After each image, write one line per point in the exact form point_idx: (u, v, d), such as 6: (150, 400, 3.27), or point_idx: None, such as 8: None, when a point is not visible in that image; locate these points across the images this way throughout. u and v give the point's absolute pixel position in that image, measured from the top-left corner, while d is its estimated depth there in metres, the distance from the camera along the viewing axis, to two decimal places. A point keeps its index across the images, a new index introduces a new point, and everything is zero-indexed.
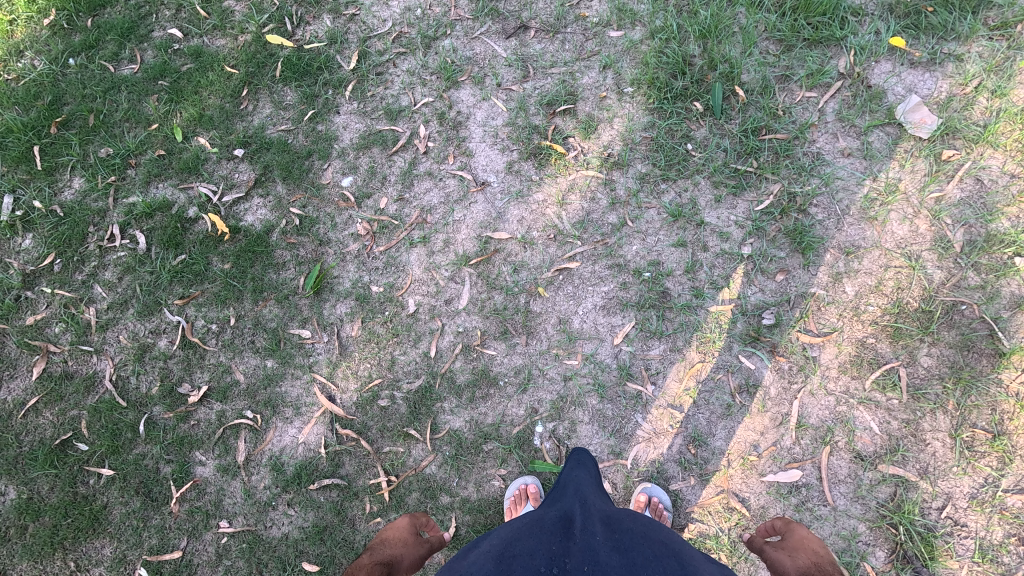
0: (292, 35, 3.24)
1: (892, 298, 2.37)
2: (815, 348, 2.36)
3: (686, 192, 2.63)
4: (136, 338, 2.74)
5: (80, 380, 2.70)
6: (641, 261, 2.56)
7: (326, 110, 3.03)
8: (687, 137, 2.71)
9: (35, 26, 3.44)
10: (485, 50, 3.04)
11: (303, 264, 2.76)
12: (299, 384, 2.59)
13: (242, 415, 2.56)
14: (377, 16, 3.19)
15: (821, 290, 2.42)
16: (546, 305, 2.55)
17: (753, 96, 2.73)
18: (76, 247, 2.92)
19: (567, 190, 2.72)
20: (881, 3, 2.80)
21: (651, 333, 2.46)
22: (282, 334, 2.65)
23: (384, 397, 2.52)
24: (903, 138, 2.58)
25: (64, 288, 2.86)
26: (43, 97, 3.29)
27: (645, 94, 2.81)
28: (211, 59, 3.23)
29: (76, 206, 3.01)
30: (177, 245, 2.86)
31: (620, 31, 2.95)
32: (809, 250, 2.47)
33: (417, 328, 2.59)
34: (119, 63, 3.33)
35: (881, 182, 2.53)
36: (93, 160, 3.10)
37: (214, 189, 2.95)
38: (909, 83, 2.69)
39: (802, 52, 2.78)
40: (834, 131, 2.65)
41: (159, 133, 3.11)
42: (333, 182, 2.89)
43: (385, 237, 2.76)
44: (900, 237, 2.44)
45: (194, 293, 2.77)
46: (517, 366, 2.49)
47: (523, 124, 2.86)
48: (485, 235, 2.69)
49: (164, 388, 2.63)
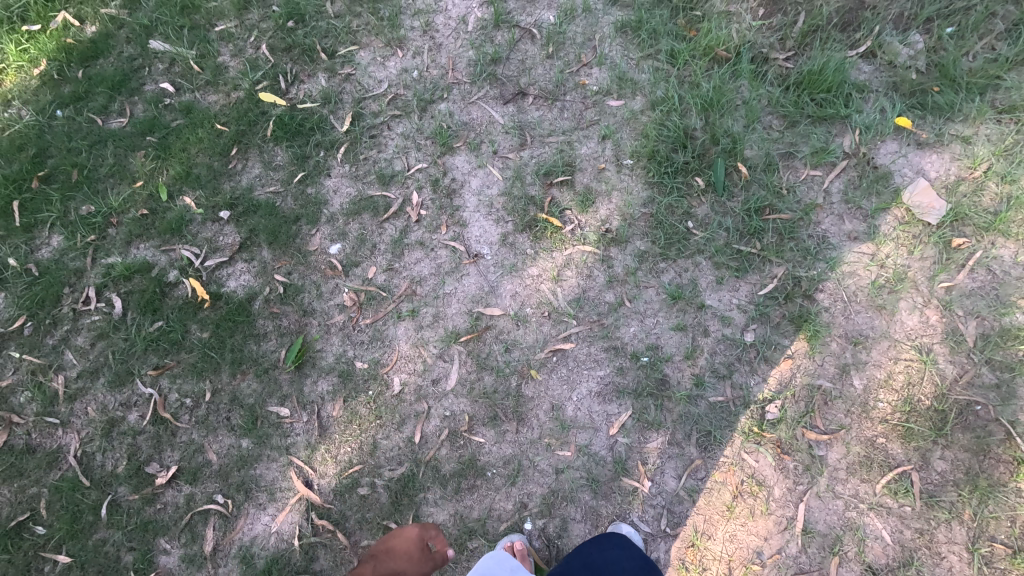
0: (286, 92, 3.18)
1: (902, 394, 2.25)
2: (822, 447, 2.23)
3: (686, 272, 2.53)
4: (105, 411, 2.59)
5: (42, 455, 2.55)
6: (639, 344, 2.44)
7: (317, 172, 2.95)
8: (688, 215, 2.62)
9: (25, 76, 3.42)
10: (482, 115, 2.98)
11: (285, 335, 2.63)
12: (275, 466, 2.44)
13: (212, 499, 2.41)
14: (374, 76, 3.15)
15: (828, 383, 2.30)
16: (538, 390, 2.42)
17: (756, 173, 2.66)
18: (49, 310, 2.80)
19: (562, 265, 2.61)
20: (884, 81, 2.84)
21: (648, 424, 2.33)
22: (259, 412, 2.52)
23: (364, 485, 2.38)
24: (912, 223, 2.50)
25: (33, 353, 2.73)
26: (26, 149, 3.20)
27: (645, 168, 2.74)
28: (201, 115, 3.16)
29: (52, 265, 2.89)
30: (154, 311, 2.74)
31: (619, 101, 2.91)
32: (815, 339, 2.36)
33: (402, 410, 2.46)
34: (108, 116, 3.26)
35: (890, 269, 2.43)
36: (73, 217, 2.99)
37: (197, 252, 2.84)
38: (916, 164, 2.61)
39: (806, 129, 2.73)
40: (839, 213, 2.56)
41: (143, 191, 3.02)
42: (321, 248, 2.79)
43: (372, 308, 2.64)
44: (910, 328, 2.34)
45: (169, 363, 2.64)
46: (506, 455, 2.35)
47: (519, 194, 2.77)
48: (476, 311, 2.58)
49: (131, 466, 2.48)
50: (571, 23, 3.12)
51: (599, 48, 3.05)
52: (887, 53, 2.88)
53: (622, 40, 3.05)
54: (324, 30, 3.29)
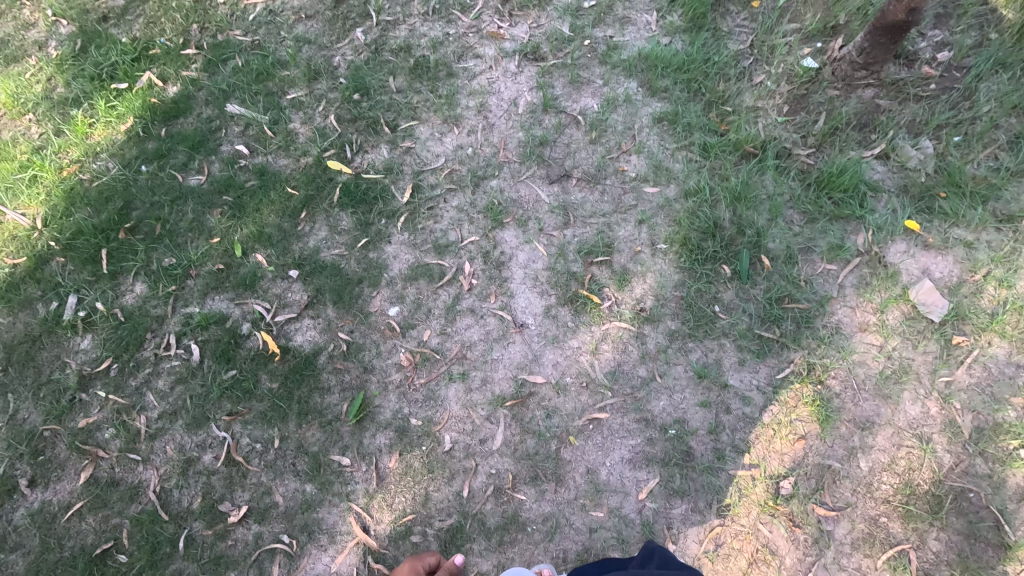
0: (351, 161, 3.51)
1: (903, 477, 2.52)
2: (830, 522, 2.49)
3: (711, 352, 2.81)
4: (182, 451, 2.88)
5: (125, 488, 2.83)
6: (667, 417, 2.72)
7: (378, 238, 3.26)
8: (715, 299, 2.92)
9: (112, 131, 3.77)
10: (530, 193, 3.30)
11: (347, 390, 2.92)
12: (335, 511, 2.72)
13: (278, 538, 2.68)
14: (431, 150, 3.48)
15: (837, 463, 2.57)
16: (576, 454, 2.69)
17: (778, 264, 2.96)
18: (132, 353, 3.10)
19: (600, 339, 2.90)
20: (896, 183, 3.15)
21: (674, 492, 2.60)
22: (322, 459, 2.80)
23: (416, 533, 2.65)
24: (917, 319, 2.78)
25: (118, 393, 3.02)
26: (113, 200, 3.53)
27: (677, 253, 3.04)
28: (274, 178, 3.49)
29: (136, 311, 3.21)
30: (229, 359, 3.04)
31: (655, 188, 3.22)
32: (826, 423, 2.63)
33: (452, 465, 2.74)
34: (187, 173, 3.59)
35: (896, 361, 2.71)
36: (155, 267, 3.31)
37: (268, 307, 3.15)
38: (923, 264, 2.90)
39: (824, 226, 3.03)
40: (852, 305, 2.84)
41: (220, 247, 3.33)
42: (381, 309, 3.09)
43: (426, 369, 2.93)
44: (912, 417, 2.61)
45: (242, 410, 2.93)
46: (546, 513, 2.62)
47: (562, 270, 3.08)
48: (521, 377, 2.86)
49: (206, 504, 2.77)
50: (612, 111, 3.46)
51: (638, 137, 3.37)
52: (900, 156, 3.21)
53: (658, 130, 3.39)
54: (387, 104, 3.64)
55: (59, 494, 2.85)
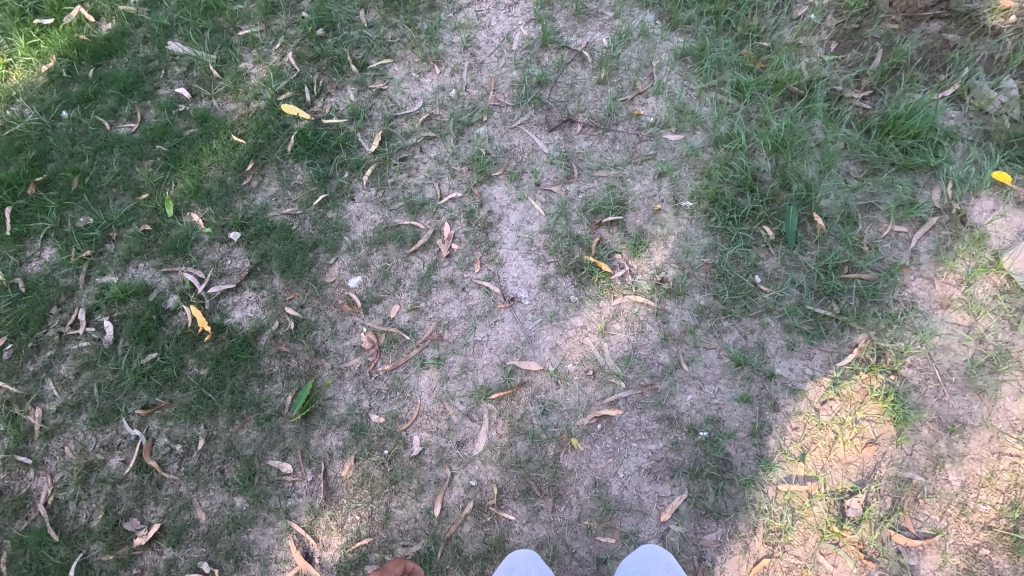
0: (311, 105, 2.92)
1: (1007, 496, 1.93)
2: (913, 554, 1.89)
3: (752, 334, 2.22)
4: (84, 453, 2.29)
5: (9, 500, 2.24)
6: (696, 416, 2.12)
7: (339, 195, 2.67)
8: (755, 268, 2.32)
9: (33, 72, 3.19)
10: (525, 142, 2.71)
11: (293, 378, 2.33)
12: (271, 532, 2.12)
13: (197, 567, 2.09)
14: (407, 93, 2.89)
15: (919, 476, 1.98)
16: (579, 462, 2.10)
17: (833, 225, 2.37)
18: (32, 331, 2.52)
19: (610, 317, 2.31)
20: (976, 129, 2.56)
21: (706, 511, 2.01)
22: (258, 466, 2.21)
23: (373, 562, 2.06)
24: (1014, 293, 2.19)
25: (10, 381, 2.43)
26: (26, 151, 2.95)
27: (706, 212, 2.45)
28: (217, 125, 2.90)
29: (41, 280, 2.62)
30: (148, 340, 2.45)
31: (678, 135, 2.63)
32: (903, 424, 2.03)
33: (421, 475, 2.15)
34: (116, 120, 3.01)
35: (990, 345, 2.12)
36: (68, 229, 2.72)
37: (201, 276, 2.56)
38: (1017, 225, 2.31)
39: (890, 179, 2.44)
40: (929, 275, 2.25)
41: (148, 205, 2.75)
42: (338, 280, 2.50)
43: (392, 353, 2.34)
44: (1015, 418, 2.02)
45: (160, 402, 2.34)
46: (540, 538, 2.03)
47: (563, 232, 2.49)
48: (511, 364, 2.27)
49: (108, 521, 2.18)
50: (626, 47, 2.88)
51: (656, 76, 2.78)
52: (977, 99, 2.62)
53: (681, 68, 2.80)
54: (356, 40, 3.06)
55: None
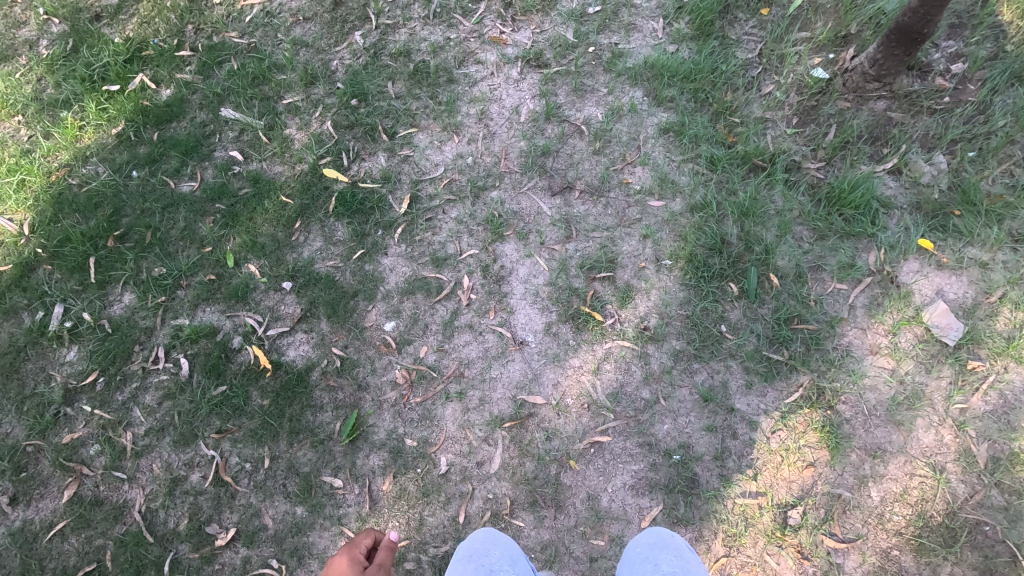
0: (348, 169, 3.41)
1: (915, 508, 2.43)
2: (839, 554, 2.40)
3: (717, 374, 2.72)
4: (169, 469, 2.79)
5: (109, 508, 2.74)
6: (671, 442, 2.62)
7: (374, 250, 3.17)
8: (722, 319, 2.82)
9: (103, 134, 3.67)
10: (531, 205, 3.20)
11: (340, 408, 2.83)
12: (327, 535, 2.62)
13: (268, 563, 2.59)
14: (430, 159, 3.38)
15: (847, 492, 2.48)
16: (576, 479, 2.60)
17: (786, 283, 2.86)
18: (119, 366, 3.01)
19: (602, 358, 2.81)
20: (909, 199, 3.05)
21: (677, 520, 2.51)
22: (314, 481, 2.71)
23: (410, 559, 2.56)
24: (931, 343, 2.69)
25: (104, 408, 2.93)
26: (103, 207, 3.44)
27: (683, 269, 2.95)
28: (268, 186, 3.39)
29: (124, 322, 3.11)
30: (218, 374, 2.95)
31: (661, 201, 3.13)
32: (836, 450, 2.54)
33: (447, 489, 2.65)
34: (179, 179, 3.49)
35: (908, 386, 2.62)
36: (144, 277, 3.21)
37: (260, 320, 3.05)
38: (937, 284, 2.81)
39: (835, 243, 2.94)
40: (863, 326, 2.75)
41: (211, 256, 3.24)
42: (376, 324, 3.00)
43: (422, 387, 2.84)
44: (925, 445, 2.52)
45: (231, 427, 2.83)
46: (544, 540, 2.53)
47: (563, 286, 2.98)
48: (520, 397, 2.77)
49: (192, 525, 2.67)
50: (617, 121, 3.37)
51: (643, 148, 3.28)
52: (912, 171, 3.12)
53: (664, 140, 3.30)
54: (385, 110, 3.55)
55: (42, 513, 2.76)
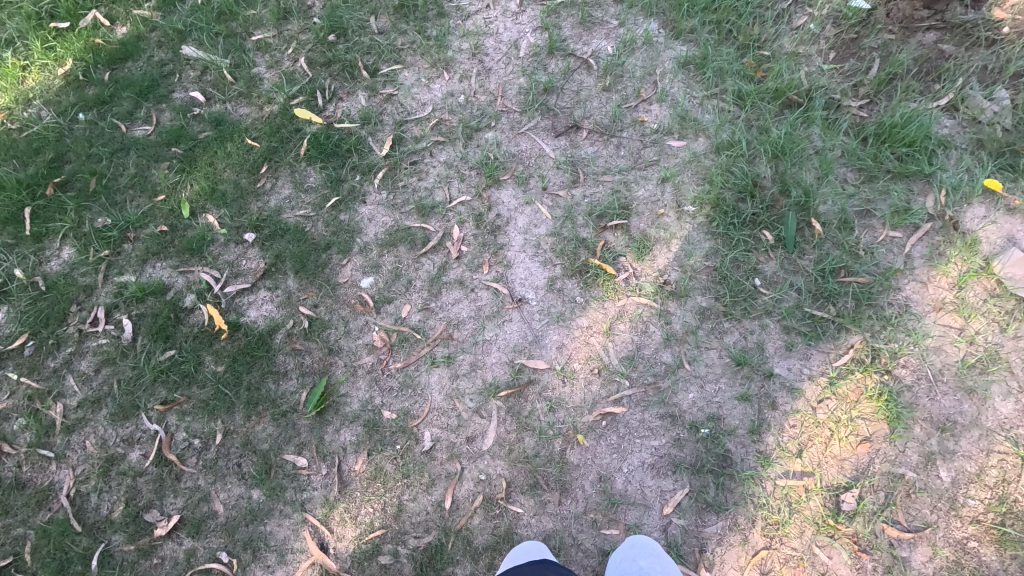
0: (323, 110, 3.00)
1: (996, 491, 2.01)
2: (905, 546, 1.98)
3: (751, 334, 2.31)
4: (105, 447, 2.36)
5: (32, 492, 2.31)
6: (698, 413, 2.21)
7: (351, 198, 2.75)
8: (755, 271, 2.41)
9: (49, 75, 3.25)
10: (532, 147, 2.79)
11: (307, 375, 2.41)
12: (287, 524, 2.20)
13: (216, 557, 2.17)
14: (417, 98, 2.97)
15: (912, 473, 2.06)
16: (585, 457, 2.18)
17: (830, 231, 2.45)
18: (53, 329, 2.59)
19: (615, 317, 2.39)
20: (969, 137, 2.64)
21: (707, 505, 2.09)
22: (274, 460, 2.28)
23: (386, 553, 2.14)
24: (1004, 297, 2.27)
25: (32, 377, 2.51)
26: (44, 153, 3.01)
27: (708, 216, 2.53)
28: (232, 129, 2.97)
29: (60, 279, 2.69)
30: (166, 337, 2.52)
31: (681, 141, 2.71)
32: (897, 422, 2.12)
33: (432, 469, 2.23)
34: (132, 123, 3.08)
35: (980, 347, 2.20)
36: (87, 229, 2.79)
37: (218, 276, 2.63)
38: (1007, 231, 2.39)
39: (885, 186, 2.53)
40: (923, 280, 2.34)
41: (164, 206, 2.82)
42: (351, 280, 2.58)
43: (404, 351, 2.42)
44: (1004, 416, 2.10)
45: (179, 398, 2.41)
46: (547, 530, 2.11)
47: (569, 236, 2.56)
48: (519, 362, 2.35)
49: (129, 512, 2.25)
50: (630, 55, 2.96)
51: (660, 84, 2.87)
52: (971, 108, 2.70)
53: (684, 76, 2.89)
54: (367, 46, 3.13)
55: None
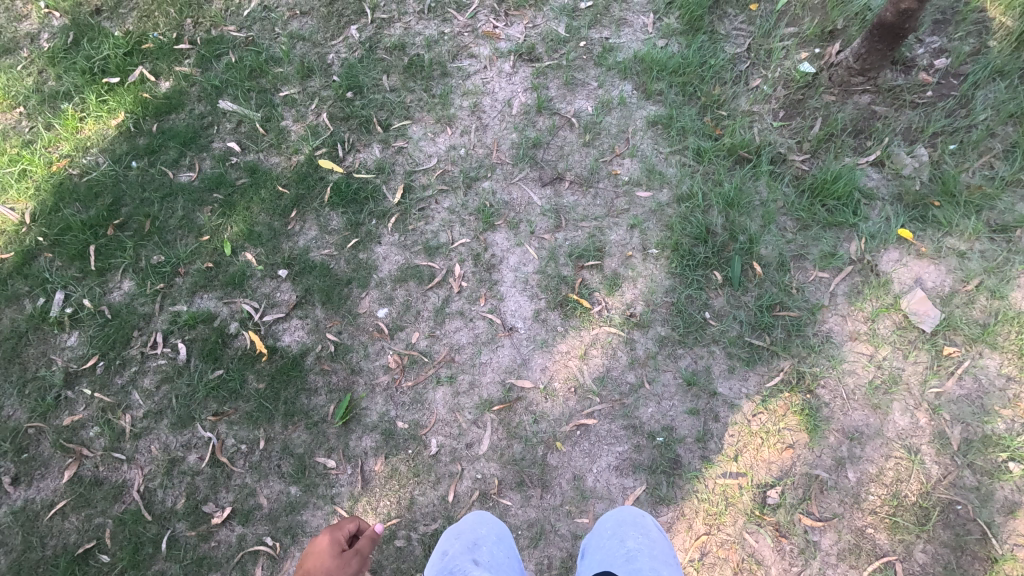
0: (343, 160, 3.48)
1: (891, 488, 2.51)
2: (816, 532, 2.47)
3: (701, 359, 2.80)
4: (167, 450, 2.86)
5: (108, 487, 2.81)
6: (655, 424, 2.70)
7: (368, 239, 3.24)
8: (706, 306, 2.90)
9: (103, 126, 3.74)
10: (522, 196, 3.27)
11: (334, 391, 2.91)
12: (320, 514, 2.70)
13: (262, 540, 2.67)
14: (424, 151, 3.46)
15: (825, 473, 2.56)
16: (562, 460, 2.68)
17: (769, 272, 2.94)
18: (119, 351, 3.08)
19: (589, 344, 2.88)
20: (891, 190, 3.12)
21: (660, 499, 2.58)
22: (308, 462, 2.78)
23: (400, 537, 2.64)
24: (909, 329, 2.76)
25: (104, 391, 3.00)
26: (103, 196, 3.51)
27: (669, 258, 3.02)
28: (265, 177, 3.46)
29: (123, 308, 3.18)
30: (215, 359, 3.02)
31: (648, 192, 3.20)
32: (814, 432, 2.61)
33: (438, 469, 2.72)
34: (178, 170, 3.56)
35: (886, 371, 2.69)
36: (144, 265, 3.28)
37: (257, 306, 3.12)
38: (915, 273, 2.88)
39: (817, 233, 3.01)
40: (843, 314, 2.83)
41: (209, 245, 3.31)
42: (369, 310, 3.07)
43: (414, 371, 2.91)
44: (901, 428, 2.60)
45: (227, 410, 2.91)
46: (531, 519, 2.61)
47: (552, 274, 3.05)
48: (509, 382, 2.84)
49: (190, 504, 2.75)
50: (607, 114, 3.45)
51: (631, 140, 3.35)
52: (895, 164, 3.19)
53: (652, 133, 3.37)
54: (380, 103, 3.62)
55: (43, 492, 2.83)
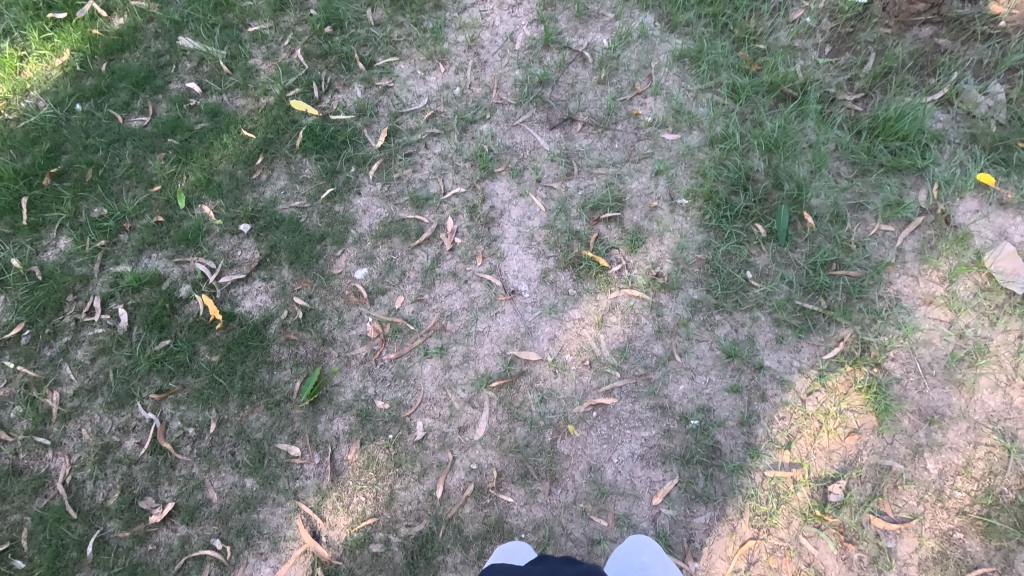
0: (319, 102, 3.00)
1: (981, 483, 2.03)
2: (891, 537, 1.99)
3: (743, 327, 2.32)
4: (100, 435, 2.39)
5: (28, 479, 2.34)
6: (688, 405, 2.22)
7: (346, 189, 2.76)
8: (747, 264, 2.42)
9: (47, 66, 3.26)
10: (526, 140, 2.79)
11: (301, 365, 2.43)
12: (280, 512, 2.22)
13: (210, 544, 2.19)
14: (412, 90, 2.97)
15: (899, 465, 2.08)
16: (575, 447, 2.20)
17: (822, 224, 2.46)
18: (49, 318, 2.60)
19: (607, 310, 2.40)
20: (963, 132, 2.64)
21: (695, 496, 2.11)
22: (267, 449, 2.30)
23: (378, 541, 2.16)
24: (996, 291, 2.28)
25: (28, 365, 2.53)
26: (41, 143, 3.02)
27: (701, 210, 2.54)
28: (228, 120, 2.98)
29: (57, 268, 2.70)
30: (162, 327, 2.54)
31: (675, 134, 2.72)
32: (884, 415, 2.13)
33: (424, 458, 2.25)
34: (129, 113, 3.08)
35: (969, 341, 2.22)
36: (83, 219, 2.80)
37: (213, 267, 2.64)
38: (999, 226, 2.40)
39: (878, 180, 2.53)
40: (914, 273, 2.35)
41: (160, 196, 2.83)
42: (345, 271, 2.59)
43: (397, 342, 2.43)
44: (992, 410, 2.12)
45: (173, 387, 2.43)
46: (537, 519, 2.13)
47: (562, 228, 2.57)
48: (511, 353, 2.36)
49: (124, 499, 2.28)
50: (626, 48, 2.96)
51: (655, 77, 2.87)
52: (966, 102, 2.70)
53: (679, 69, 2.89)
54: (363, 38, 3.13)
55: None
